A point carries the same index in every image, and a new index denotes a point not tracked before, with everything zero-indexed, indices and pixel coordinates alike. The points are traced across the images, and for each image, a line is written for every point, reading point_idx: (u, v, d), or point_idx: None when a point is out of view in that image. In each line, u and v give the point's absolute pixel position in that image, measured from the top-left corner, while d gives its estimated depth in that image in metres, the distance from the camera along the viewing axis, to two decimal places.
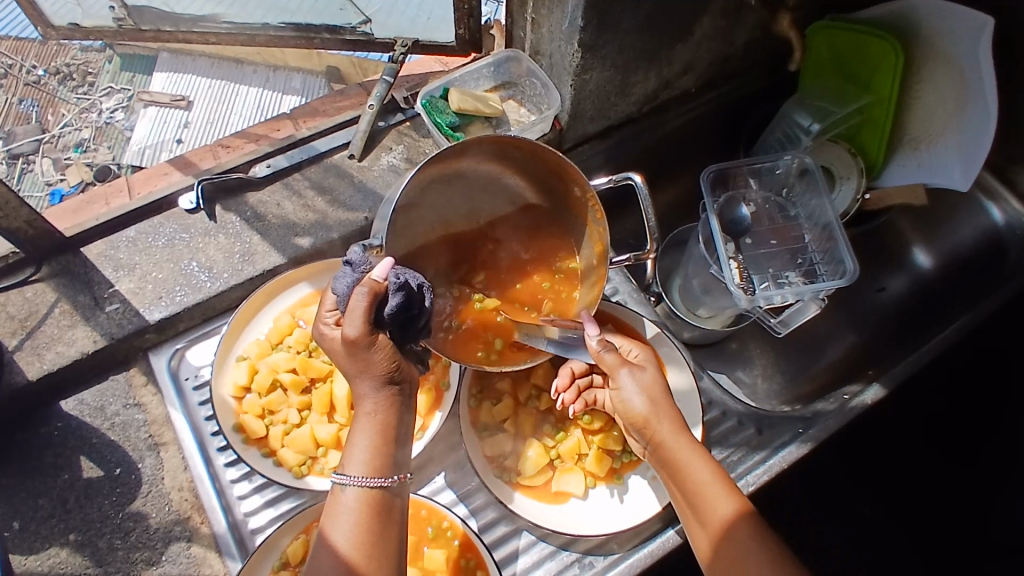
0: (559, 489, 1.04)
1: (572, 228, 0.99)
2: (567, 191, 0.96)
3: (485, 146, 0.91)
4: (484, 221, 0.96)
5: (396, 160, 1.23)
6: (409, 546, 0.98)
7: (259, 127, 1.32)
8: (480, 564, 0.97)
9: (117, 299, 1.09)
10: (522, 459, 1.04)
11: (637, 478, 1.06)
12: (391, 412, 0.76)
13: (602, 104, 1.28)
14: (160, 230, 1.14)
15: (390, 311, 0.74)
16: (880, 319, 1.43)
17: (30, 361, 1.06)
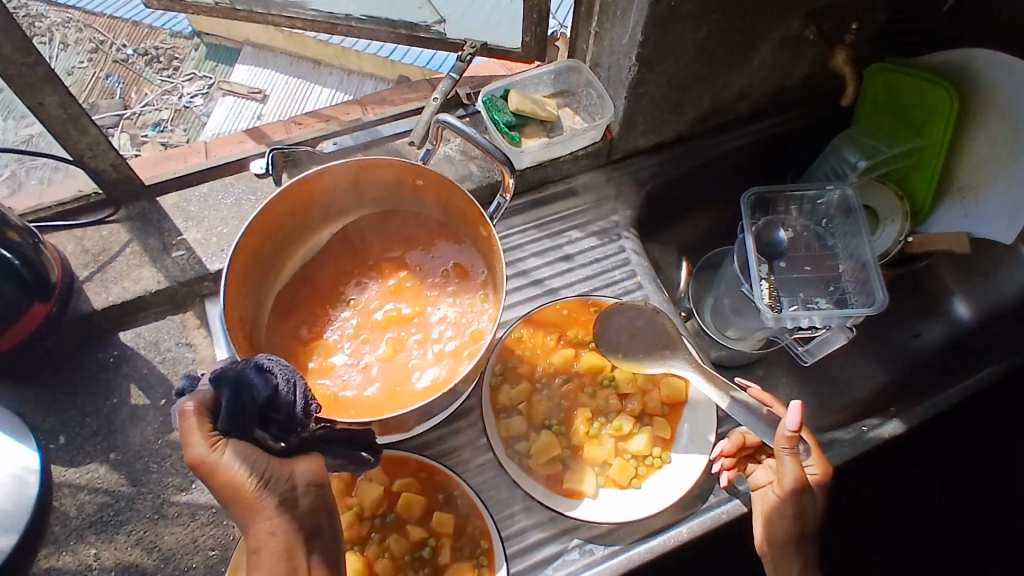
0: (569, 484, 1.06)
1: (355, 220, 1.09)
2: (350, 193, 1.07)
3: (295, 204, 1.02)
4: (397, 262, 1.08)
5: (453, 151, 1.30)
6: (420, 507, 1.03)
7: (330, 109, 1.42)
8: (484, 533, 1.02)
9: (183, 247, 1.18)
10: (535, 443, 1.08)
11: (650, 482, 1.08)
12: (283, 538, 0.68)
13: (654, 119, 1.33)
14: (230, 189, 1.24)
15: (226, 405, 0.71)
16: (910, 364, 1.43)
17: (98, 291, 1.14)
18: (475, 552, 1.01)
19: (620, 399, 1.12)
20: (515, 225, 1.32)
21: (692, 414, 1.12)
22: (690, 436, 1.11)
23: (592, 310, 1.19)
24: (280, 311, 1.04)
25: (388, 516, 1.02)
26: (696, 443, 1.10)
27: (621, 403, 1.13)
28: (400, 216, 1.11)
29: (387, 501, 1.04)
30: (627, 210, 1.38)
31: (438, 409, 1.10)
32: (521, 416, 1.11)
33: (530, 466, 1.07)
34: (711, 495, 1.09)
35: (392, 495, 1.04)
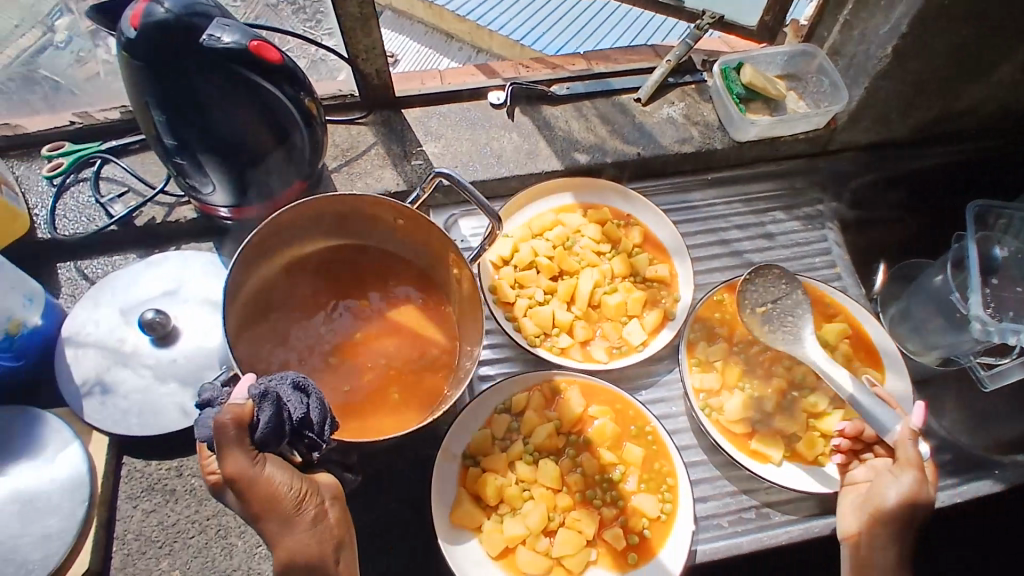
0: (755, 448, 1.08)
1: (306, 222, 1.01)
2: (318, 218, 1.02)
3: (288, 230, 1.01)
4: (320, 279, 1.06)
5: (675, 114, 1.33)
6: (614, 436, 1.08)
7: (556, 58, 1.48)
8: (672, 472, 1.05)
9: (422, 157, 1.27)
10: (729, 400, 1.11)
11: (835, 463, 1.09)
12: (306, 552, 0.76)
13: (881, 117, 1.34)
14: (467, 114, 1.32)
15: (263, 426, 0.78)
16: None
17: (344, 182, 1.24)
18: (659, 487, 1.05)
19: (816, 377, 1.14)
20: (721, 195, 1.34)
21: None
22: None
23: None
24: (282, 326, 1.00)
25: (581, 437, 1.08)
26: None
27: (816, 382, 1.13)
28: (353, 251, 1.09)
29: (582, 423, 1.09)
30: (833, 203, 1.38)
31: (636, 350, 1.15)
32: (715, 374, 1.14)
33: (719, 422, 1.10)
34: None
35: (587, 418, 1.09)
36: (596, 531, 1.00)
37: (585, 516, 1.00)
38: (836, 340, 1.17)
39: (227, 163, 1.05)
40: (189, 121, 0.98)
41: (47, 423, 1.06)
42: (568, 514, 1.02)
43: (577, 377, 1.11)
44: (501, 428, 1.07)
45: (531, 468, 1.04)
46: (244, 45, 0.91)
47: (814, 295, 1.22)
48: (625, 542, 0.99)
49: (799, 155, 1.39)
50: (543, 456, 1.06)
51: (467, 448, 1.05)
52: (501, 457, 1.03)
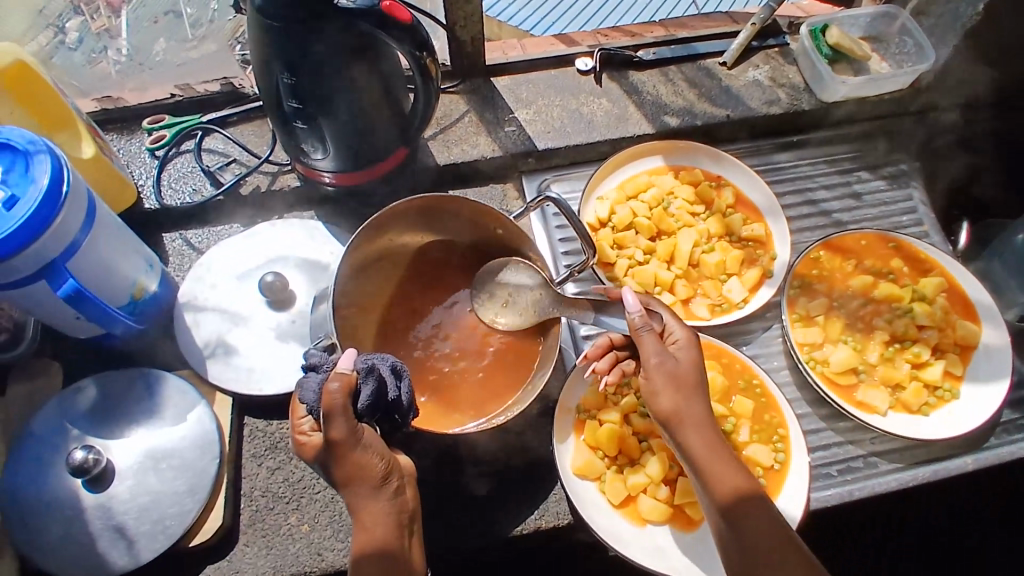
0: (861, 400, 1.10)
1: (414, 213, 0.99)
2: (422, 211, 1.00)
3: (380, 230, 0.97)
4: (413, 276, 1.04)
5: (760, 77, 1.35)
6: (722, 388, 1.10)
7: (633, 27, 1.49)
8: (782, 423, 1.08)
9: (514, 124, 1.29)
10: (833, 353, 1.13)
11: (940, 413, 1.10)
12: (390, 526, 0.78)
13: (965, 77, 1.35)
14: (555, 80, 1.34)
15: (364, 400, 0.77)
16: None
17: (440, 149, 1.26)
18: (771, 438, 1.07)
19: (916, 330, 1.16)
20: (807, 157, 1.35)
21: (985, 357, 1.13)
22: (984, 376, 1.12)
23: (889, 246, 1.23)
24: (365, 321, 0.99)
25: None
26: (989, 384, 1.11)
27: (915, 335, 1.16)
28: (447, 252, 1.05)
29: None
30: (915, 162, 1.38)
31: (738, 307, 1.17)
32: (814, 329, 1.16)
33: (824, 375, 1.12)
34: (994, 436, 1.14)
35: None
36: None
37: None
38: (933, 293, 1.18)
39: (342, 127, 1.08)
40: (314, 82, 1.01)
41: (170, 384, 1.09)
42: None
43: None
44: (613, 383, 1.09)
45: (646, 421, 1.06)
46: (376, 4, 0.93)
47: (909, 251, 1.23)
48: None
49: (882, 116, 1.40)
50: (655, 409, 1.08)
51: (582, 403, 1.08)
52: (616, 409, 1.06)
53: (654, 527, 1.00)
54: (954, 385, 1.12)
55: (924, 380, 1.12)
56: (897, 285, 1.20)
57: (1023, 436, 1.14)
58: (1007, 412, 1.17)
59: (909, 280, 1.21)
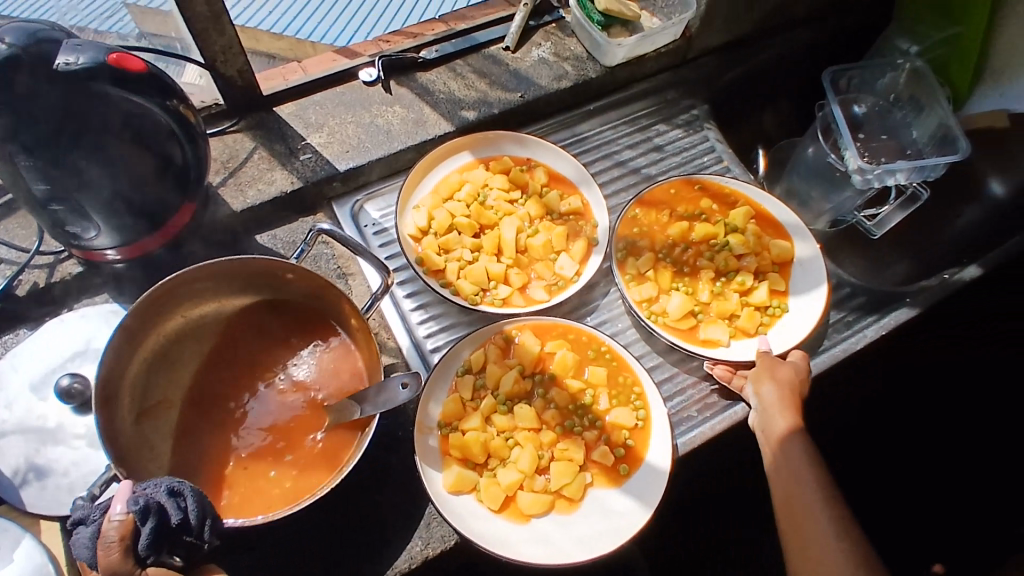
0: (704, 337, 1.16)
1: (185, 294, 0.95)
2: (193, 288, 0.95)
3: (174, 295, 0.94)
4: (213, 352, 0.98)
5: (545, 54, 1.37)
6: (574, 364, 1.11)
7: (415, 27, 1.46)
8: (636, 381, 1.10)
9: (309, 151, 1.22)
10: (669, 302, 1.18)
11: (775, 332, 1.17)
12: None
13: (729, 16, 1.42)
14: (343, 97, 1.29)
15: (144, 542, 0.71)
16: (950, 242, 1.60)
17: (234, 195, 1.17)
18: (630, 399, 1.09)
19: (734, 263, 1.22)
20: (607, 121, 1.40)
21: (801, 271, 1.22)
22: (805, 287, 1.21)
23: (696, 189, 1.30)
24: (160, 405, 0.94)
25: (546, 373, 1.10)
26: (811, 292, 1.20)
27: (737, 264, 1.22)
28: (249, 314, 1.00)
29: (543, 362, 1.11)
30: (703, 105, 1.48)
31: (573, 281, 1.19)
32: (647, 281, 1.20)
33: (665, 322, 1.16)
34: (826, 339, 1.22)
35: (546, 355, 1.11)
36: (585, 455, 1.03)
37: (571, 445, 1.03)
38: (744, 222, 1.26)
39: (110, 200, 0.97)
40: (63, 159, 0.89)
41: None
42: (555, 447, 1.04)
43: (526, 322, 1.13)
44: (468, 388, 1.07)
45: (508, 417, 1.05)
46: (101, 61, 0.85)
47: (713, 189, 1.30)
48: (613, 456, 1.03)
49: (666, 68, 1.47)
50: (515, 402, 1.07)
51: (442, 417, 1.05)
52: (477, 414, 1.04)
53: (539, 519, 0.99)
54: (782, 302, 1.20)
55: (753, 303, 1.19)
56: (711, 223, 1.27)
57: (849, 331, 1.23)
58: (832, 313, 1.25)
59: (721, 216, 1.28)
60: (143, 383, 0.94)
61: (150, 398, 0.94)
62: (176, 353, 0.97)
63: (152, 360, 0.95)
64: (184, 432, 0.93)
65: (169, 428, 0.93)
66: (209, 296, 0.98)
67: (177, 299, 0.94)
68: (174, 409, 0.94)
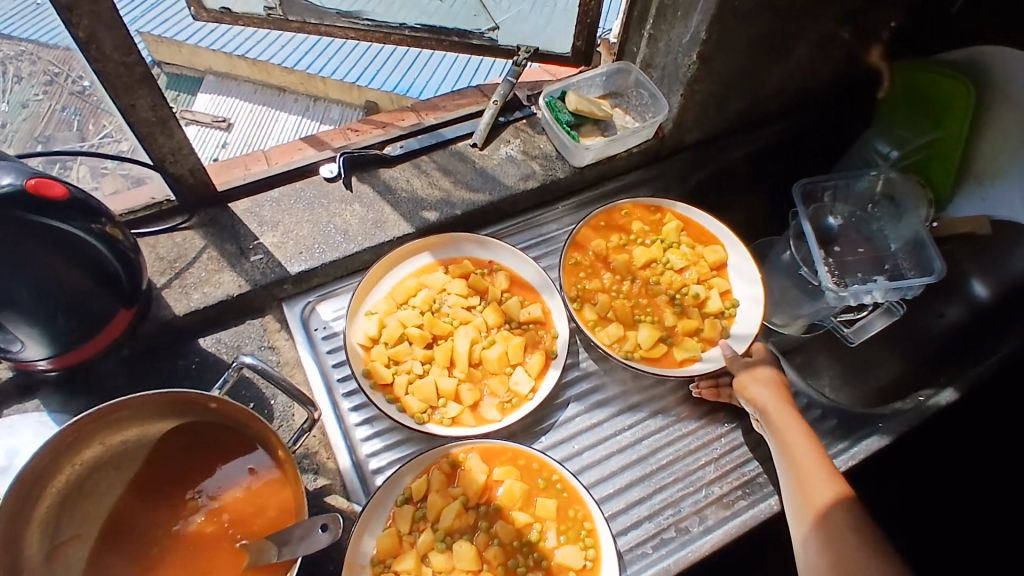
0: (682, 358, 1.19)
1: (102, 426, 0.87)
2: (111, 419, 0.87)
3: (88, 428, 0.86)
4: (134, 481, 0.92)
5: (513, 151, 1.34)
6: (522, 494, 1.03)
7: (384, 117, 1.43)
8: (588, 516, 1.02)
9: (261, 251, 1.18)
10: (637, 334, 1.20)
11: (738, 329, 1.24)
12: None
13: (703, 116, 1.40)
14: (302, 193, 1.25)
15: None
16: (936, 345, 1.51)
17: (178, 298, 1.13)
18: (580, 535, 1.00)
19: (681, 279, 1.27)
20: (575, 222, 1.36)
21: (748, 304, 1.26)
22: (747, 285, 1.28)
23: (623, 214, 1.33)
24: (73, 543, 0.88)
25: (491, 504, 1.03)
26: (754, 291, 1.27)
27: (681, 277, 1.28)
28: (174, 439, 0.94)
29: (489, 491, 1.04)
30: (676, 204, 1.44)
31: (528, 398, 1.13)
32: (611, 318, 1.22)
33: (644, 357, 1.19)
34: None
35: (493, 484, 1.04)
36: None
37: None
38: (676, 235, 1.31)
39: (40, 316, 0.92)
40: None
41: None
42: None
43: (474, 444, 1.06)
44: (405, 520, 1.00)
45: (445, 556, 0.98)
46: (20, 185, 0.81)
47: (639, 210, 1.34)
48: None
49: (639, 165, 1.43)
50: (456, 537, 1.00)
51: (375, 553, 0.98)
52: (411, 554, 0.97)
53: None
54: (728, 298, 1.27)
55: (711, 311, 1.25)
56: (646, 243, 1.31)
57: None
58: None
59: (652, 234, 1.32)
60: (53, 521, 0.87)
61: (62, 536, 0.87)
62: (92, 484, 0.90)
63: (64, 494, 0.88)
64: (94, 573, 0.87)
65: (80, 570, 0.87)
66: (130, 424, 0.90)
67: (92, 432, 0.87)
68: (87, 546, 0.88)
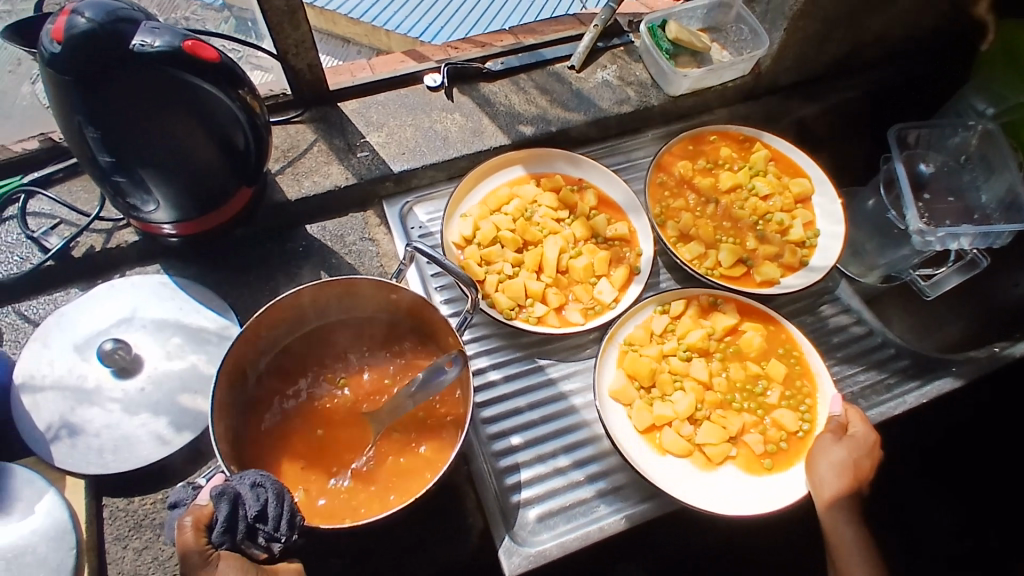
0: (762, 279, 1.23)
1: (309, 304, 1.00)
2: (319, 298, 1.00)
3: (304, 302, 0.99)
4: (314, 366, 1.02)
5: (609, 77, 1.37)
6: (761, 349, 1.16)
7: (484, 37, 1.47)
8: (811, 394, 1.13)
9: (367, 149, 1.25)
10: (719, 254, 1.24)
11: (819, 260, 1.26)
12: None
13: (799, 57, 1.40)
14: (406, 99, 1.31)
15: (221, 521, 0.75)
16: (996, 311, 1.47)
17: (290, 184, 1.20)
18: (799, 405, 1.12)
19: (765, 205, 1.31)
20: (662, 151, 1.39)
21: (829, 239, 1.28)
22: (828, 218, 1.31)
23: (710, 140, 1.36)
24: (265, 423, 0.96)
25: (733, 347, 1.18)
26: (834, 225, 1.30)
27: (766, 203, 1.31)
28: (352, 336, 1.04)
29: (731, 335, 1.18)
30: None
31: (610, 307, 1.18)
32: (693, 237, 1.26)
33: (726, 276, 1.23)
34: (862, 399, 1.19)
35: (737, 332, 1.19)
36: (739, 430, 1.09)
37: (728, 415, 1.10)
38: (764, 165, 1.34)
39: (171, 177, 1.01)
40: (129, 136, 0.93)
41: (14, 475, 0.98)
42: (713, 410, 1.11)
43: (734, 297, 1.20)
44: (659, 325, 1.17)
45: (684, 364, 1.14)
46: (177, 45, 0.88)
47: (729, 137, 1.37)
48: (763, 447, 1.07)
49: (730, 102, 1.45)
50: (694, 355, 1.16)
51: (629, 336, 1.16)
52: (658, 348, 1.15)
53: (674, 458, 1.07)
54: (809, 227, 1.30)
55: (794, 239, 1.27)
56: (734, 170, 1.34)
57: (888, 394, 1.19)
58: (872, 373, 1.22)
59: (740, 161, 1.36)
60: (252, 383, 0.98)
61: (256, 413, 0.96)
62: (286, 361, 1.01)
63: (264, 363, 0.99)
64: (271, 436, 0.95)
65: (265, 434, 0.95)
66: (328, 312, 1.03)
67: (305, 307, 1.00)
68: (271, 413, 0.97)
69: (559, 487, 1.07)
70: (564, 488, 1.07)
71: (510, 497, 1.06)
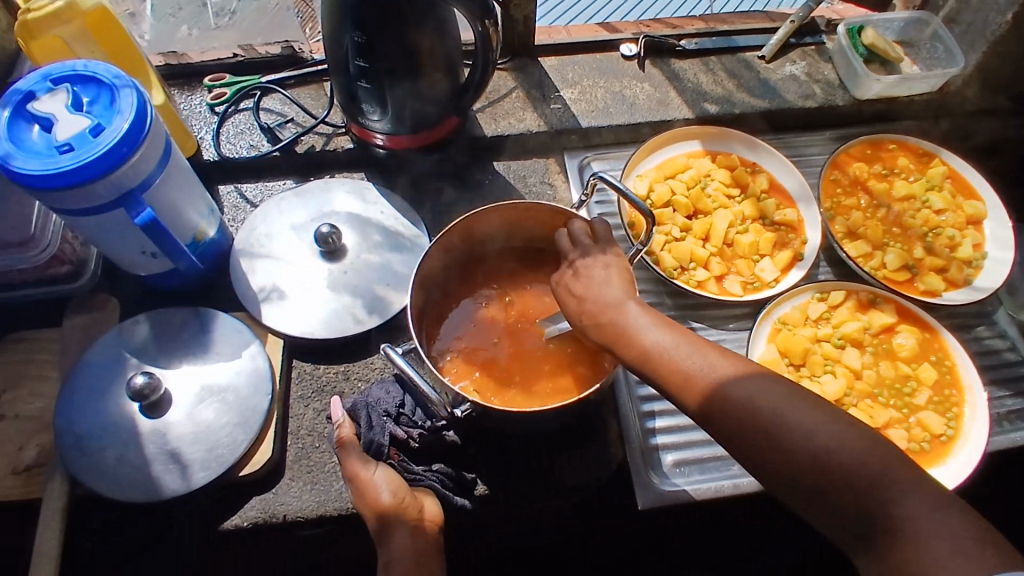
0: (925, 288, 1.23)
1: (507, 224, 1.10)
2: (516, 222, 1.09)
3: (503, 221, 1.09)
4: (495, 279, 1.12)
5: (798, 71, 1.41)
6: (915, 351, 1.17)
7: (675, 20, 1.54)
8: (959, 404, 1.13)
9: (561, 102, 1.34)
10: (885, 257, 1.26)
11: (986, 279, 1.25)
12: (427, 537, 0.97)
13: (993, 82, 1.40)
14: (600, 64, 1.40)
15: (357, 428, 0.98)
16: None
17: (489, 122, 1.32)
18: (947, 411, 1.13)
19: (938, 218, 1.31)
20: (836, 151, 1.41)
21: (999, 262, 1.27)
22: (1002, 242, 1.29)
23: (888, 148, 1.38)
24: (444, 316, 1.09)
25: (886, 346, 1.19)
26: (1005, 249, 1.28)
27: (937, 216, 1.31)
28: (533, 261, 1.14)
29: (886, 334, 1.20)
30: None
31: (770, 286, 1.22)
32: (857, 236, 1.29)
33: (889, 278, 1.24)
34: (1009, 422, 1.18)
35: (893, 332, 1.20)
36: (885, 423, 1.11)
37: (875, 406, 1.12)
38: (940, 181, 1.34)
39: (404, 92, 1.12)
40: (384, 46, 1.05)
41: (226, 325, 1.11)
42: (861, 399, 1.14)
43: (895, 299, 1.21)
44: (816, 311, 1.19)
45: (836, 351, 1.17)
46: None
47: (908, 148, 1.38)
48: (905, 443, 1.09)
49: (910, 117, 1.46)
50: (847, 345, 1.18)
51: (785, 315, 1.19)
52: (812, 330, 1.17)
53: None
54: (978, 247, 1.29)
55: (962, 255, 1.27)
56: (908, 179, 1.35)
57: None
58: None
59: (916, 173, 1.36)
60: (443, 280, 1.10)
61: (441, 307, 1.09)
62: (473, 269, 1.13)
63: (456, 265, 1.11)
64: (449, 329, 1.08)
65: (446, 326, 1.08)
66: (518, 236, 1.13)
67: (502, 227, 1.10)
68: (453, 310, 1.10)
69: (698, 440, 1.12)
70: (700, 442, 1.13)
71: (649, 439, 1.12)
